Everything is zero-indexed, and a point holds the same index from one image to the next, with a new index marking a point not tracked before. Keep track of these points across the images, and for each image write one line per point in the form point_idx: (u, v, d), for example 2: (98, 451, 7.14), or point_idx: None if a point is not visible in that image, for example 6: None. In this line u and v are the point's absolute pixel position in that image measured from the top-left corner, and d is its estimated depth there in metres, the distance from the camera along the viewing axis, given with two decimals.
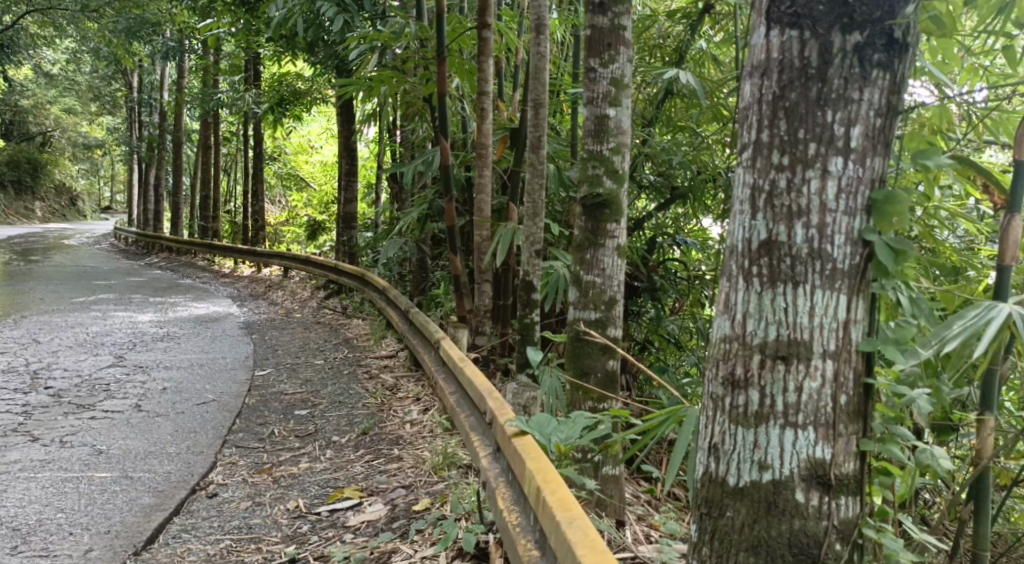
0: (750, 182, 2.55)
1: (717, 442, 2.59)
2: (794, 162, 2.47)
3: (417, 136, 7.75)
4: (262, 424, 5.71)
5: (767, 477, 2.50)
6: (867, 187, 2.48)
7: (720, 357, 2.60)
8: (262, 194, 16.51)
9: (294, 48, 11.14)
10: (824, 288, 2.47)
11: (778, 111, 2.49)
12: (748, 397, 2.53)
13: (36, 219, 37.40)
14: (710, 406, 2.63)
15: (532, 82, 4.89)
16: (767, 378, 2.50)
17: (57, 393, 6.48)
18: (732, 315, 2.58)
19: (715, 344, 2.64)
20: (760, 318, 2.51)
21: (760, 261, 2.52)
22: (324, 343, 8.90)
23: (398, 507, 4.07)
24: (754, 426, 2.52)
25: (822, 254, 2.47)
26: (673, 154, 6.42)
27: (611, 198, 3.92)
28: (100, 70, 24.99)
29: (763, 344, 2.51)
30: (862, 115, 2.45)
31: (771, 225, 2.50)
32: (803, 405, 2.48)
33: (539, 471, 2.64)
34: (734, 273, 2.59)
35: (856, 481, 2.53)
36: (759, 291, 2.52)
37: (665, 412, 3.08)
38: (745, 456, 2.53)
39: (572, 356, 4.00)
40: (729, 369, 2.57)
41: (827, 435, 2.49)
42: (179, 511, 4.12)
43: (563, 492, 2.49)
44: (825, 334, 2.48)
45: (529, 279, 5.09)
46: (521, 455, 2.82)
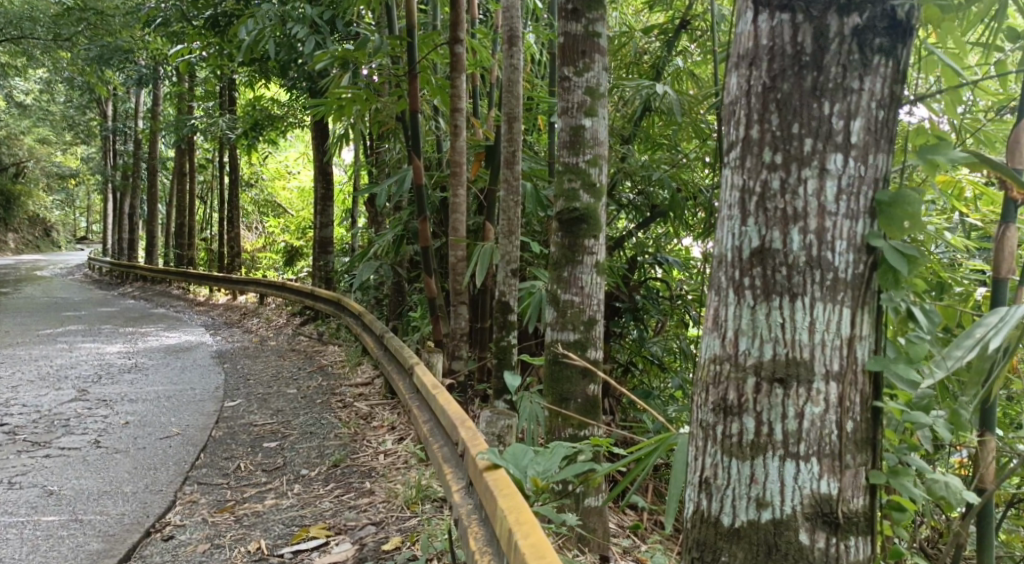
0: (739, 184, 2.39)
1: (708, 477, 2.41)
2: (788, 160, 2.31)
3: (391, 157, 7.57)
4: (227, 457, 5.48)
5: (766, 516, 2.31)
6: (871, 187, 2.32)
7: (710, 381, 2.42)
8: (238, 221, 16.26)
9: (267, 70, 10.96)
10: (825, 301, 2.30)
11: (769, 104, 2.33)
12: (742, 425, 2.34)
13: (10, 250, 36.90)
14: (700, 436, 2.45)
15: (505, 96, 4.72)
16: (764, 401, 2.32)
17: (14, 430, 6.21)
18: (722, 332, 2.40)
19: (703, 363, 2.46)
20: (754, 336, 2.34)
21: (753, 271, 2.35)
22: (298, 370, 8.66)
23: (367, 547, 3.85)
24: (750, 458, 2.34)
25: (821, 262, 2.30)
26: (652, 170, 6.28)
27: (588, 212, 3.75)
28: (74, 99, 24.75)
29: (757, 363, 2.34)
30: (862, 107, 2.29)
31: (763, 231, 2.34)
32: (805, 432, 2.30)
33: (511, 511, 2.44)
34: (724, 286, 2.41)
35: (866, 518, 2.34)
36: (752, 305, 2.35)
37: (654, 440, 2.88)
38: (741, 492, 2.34)
39: (550, 381, 3.80)
40: (720, 392, 2.39)
41: (833, 468, 2.31)
42: (130, 557, 3.88)
43: (536, 535, 2.29)
44: (827, 352, 2.31)
45: (505, 300, 4.90)
46: (493, 492, 2.61)
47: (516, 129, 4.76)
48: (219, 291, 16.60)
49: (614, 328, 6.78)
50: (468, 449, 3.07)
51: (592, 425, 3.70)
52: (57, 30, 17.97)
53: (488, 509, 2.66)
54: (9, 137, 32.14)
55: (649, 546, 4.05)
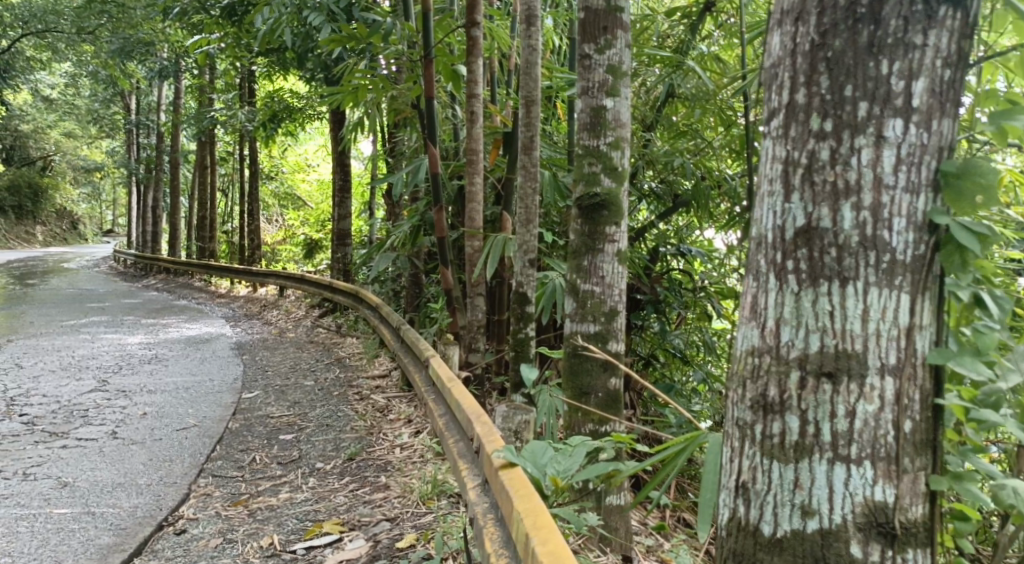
0: (782, 155, 2.24)
1: (746, 481, 2.26)
2: (840, 127, 2.15)
3: (409, 145, 7.44)
4: (243, 450, 5.37)
5: (812, 526, 2.16)
6: (934, 157, 2.15)
7: (748, 375, 2.28)
8: (258, 213, 16.19)
9: (285, 61, 10.84)
10: (880, 285, 2.13)
11: (817, 62, 2.18)
12: (784, 424, 2.19)
13: (37, 241, 37.15)
14: (737, 436, 2.30)
15: (523, 78, 4.56)
16: (810, 396, 2.17)
17: (32, 420, 6.14)
18: (762, 320, 2.26)
19: (741, 355, 2.32)
20: (798, 325, 2.19)
21: (799, 252, 2.19)
22: (315, 362, 8.55)
23: (381, 544, 3.72)
24: (793, 462, 2.18)
25: (876, 242, 2.13)
26: (675, 157, 6.11)
27: (610, 198, 3.60)
28: (98, 93, 24.81)
29: (801, 355, 2.18)
30: (926, 65, 2.12)
31: (811, 208, 2.18)
32: (857, 433, 2.14)
33: (528, 514, 2.30)
34: (764, 270, 2.27)
35: (925, 529, 2.17)
36: (796, 291, 2.19)
37: (682, 439, 2.72)
38: (784, 499, 2.19)
39: (570, 375, 3.65)
40: (759, 387, 2.25)
41: (888, 473, 2.14)
42: (140, 551, 3.77)
43: (555, 541, 2.14)
44: (883, 344, 2.14)
45: (522, 290, 4.75)
46: (508, 493, 2.47)
47: (534, 113, 4.62)
48: (240, 283, 16.57)
49: (635, 320, 6.61)
50: (484, 445, 2.93)
51: (613, 421, 3.55)
52: (79, 23, 17.93)
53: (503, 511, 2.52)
54: (36, 131, 32.35)
55: (673, 546, 3.90)
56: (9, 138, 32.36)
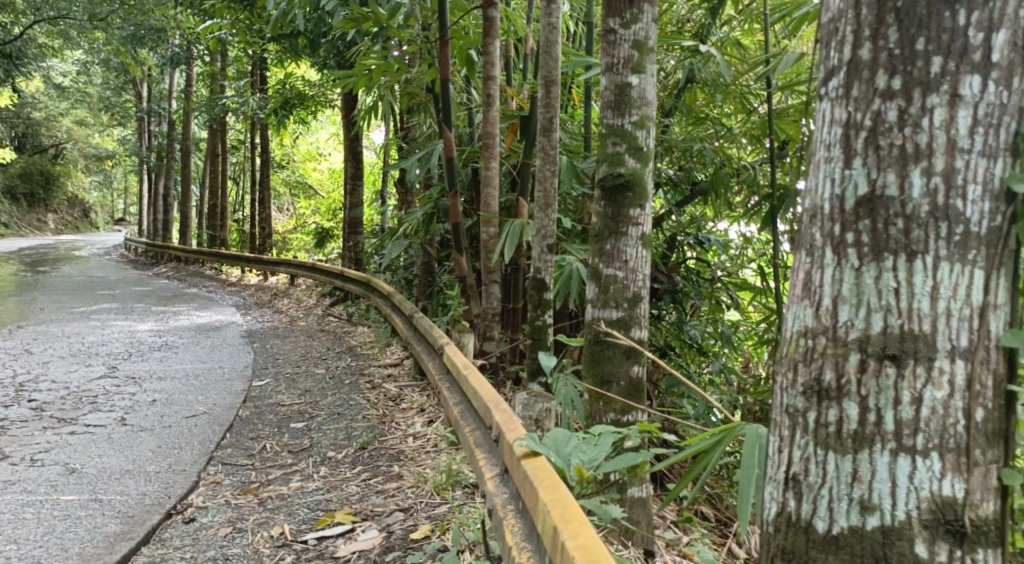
0: (841, 118, 2.13)
1: (797, 473, 2.17)
2: (910, 85, 2.04)
3: (422, 131, 7.33)
4: (253, 438, 5.30)
5: (873, 523, 2.05)
6: (1013, 118, 2.03)
7: (801, 358, 2.18)
8: (270, 202, 16.11)
9: (297, 47, 10.73)
10: (951, 260, 2.02)
11: (885, 15, 2.07)
12: (842, 412, 2.09)
13: (49, 229, 37.23)
14: (787, 425, 2.21)
15: (543, 57, 4.45)
16: (872, 381, 2.06)
17: (41, 406, 6.08)
18: (816, 299, 2.16)
19: (792, 336, 2.22)
20: (858, 302, 2.08)
21: (860, 223, 2.08)
22: (326, 350, 8.48)
23: (394, 534, 3.64)
24: (852, 453, 2.08)
25: (948, 212, 2.02)
26: (694, 144, 5.99)
27: (634, 178, 3.49)
28: (111, 81, 24.78)
29: (861, 337, 2.08)
30: (1005, 17, 2.01)
31: (876, 175, 2.07)
32: (923, 421, 2.03)
33: (555, 506, 2.20)
34: (820, 244, 2.17)
35: (996, 527, 2.05)
36: (857, 267, 2.09)
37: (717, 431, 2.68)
38: (841, 494, 2.09)
39: (591, 362, 3.56)
40: (813, 370, 2.15)
41: (957, 466, 2.03)
42: (149, 540, 3.69)
43: (586, 536, 2.04)
44: (953, 325, 2.02)
45: (540, 276, 4.65)
46: (532, 483, 2.37)
47: (554, 93, 4.51)
48: (250, 271, 16.51)
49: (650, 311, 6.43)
50: (505, 433, 2.84)
51: (636, 409, 3.45)
52: (92, 10, 17.87)
53: (527, 501, 2.42)
54: (48, 119, 32.39)
55: (694, 540, 3.80)
56: (21, 126, 32.36)
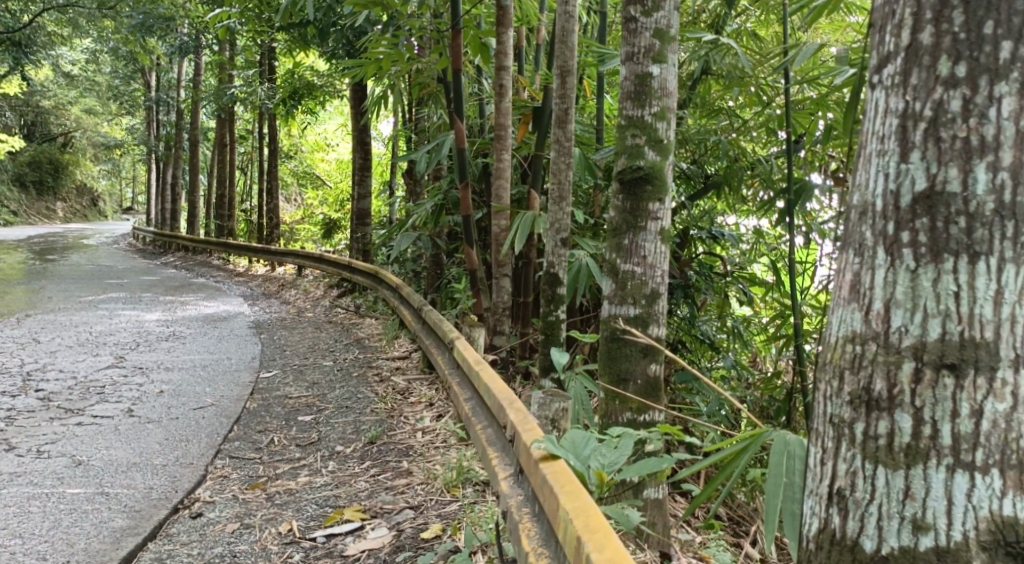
0: (897, 108, 2.05)
1: (843, 488, 2.09)
2: (976, 72, 1.96)
3: (432, 122, 7.25)
4: (261, 431, 5.23)
5: (926, 543, 1.97)
6: None
7: (847, 365, 2.10)
8: (278, 192, 16.03)
9: (306, 36, 10.64)
10: (1016, 263, 1.94)
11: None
12: (894, 424, 2.01)
13: (57, 217, 37.28)
14: (831, 437, 2.13)
15: (559, 46, 4.37)
16: (928, 392, 1.98)
17: (47, 396, 6.03)
18: (866, 303, 2.08)
19: (837, 341, 2.14)
20: (913, 305, 2.00)
21: (918, 221, 2.00)
22: (334, 342, 8.42)
23: (405, 533, 3.57)
24: (904, 468, 2.00)
25: (1014, 210, 1.94)
26: (709, 136, 5.90)
27: (654, 171, 3.41)
28: (120, 70, 24.73)
29: (916, 343, 1.99)
30: None
31: (936, 170, 1.99)
32: (983, 436, 1.94)
33: (579, 515, 2.12)
34: (870, 244, 2.08)
35: None
36: (912, 269, 2.00)
37: (744, 437, 2.73)
38: (892, 512, 2.01)
39: (608, 360, 3.49)
40: (862, 379, 2.06)
41: (1019, 483, 1.94)
42: (156, 535, 3.63)
43: (613, 549, 1.97)
44: (1017, 332, 1.94)
45: (554, 271, 4.57)
46: (552, 489, 2.29)
47: (570, 84, 4.42)
48: (257, 261, 16.47)
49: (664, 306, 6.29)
50: (521, 434, 2.77)
51: (653, 410, 3.37)
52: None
53: (545, 506, 2.35)
54: (57, 108, 32.38)
55: (709, 544, 3.73)
56: (29, 114, 32.35)
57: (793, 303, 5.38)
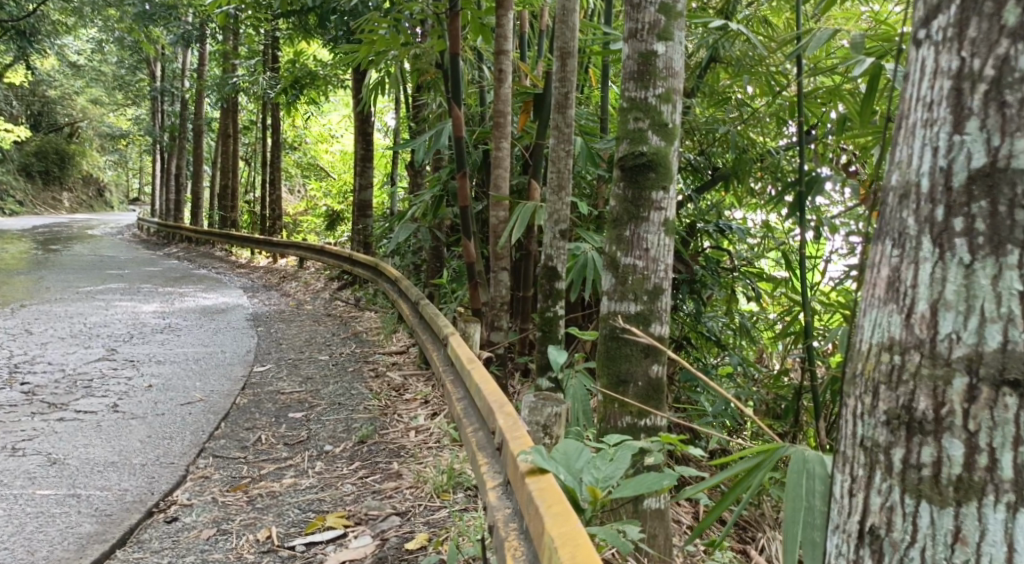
0: (951, 69, 1.82)
1: (879, 524, 1.88)
2: None
3: (432, 109, 7.04)
4: (249, 428, 5.04)
5: None
6: None
7: (885, 379, 1.89)
8: (280, 183, 15.80)
9: (307, 23, 10.40)
10: None
11: None
12: (940, 451, 1.80)
13: (63, 207, 37.17)
14: (863, 462, 1.92)
15: (560, 28, 4.15)
16: (984, 412, 1.76)
17: (33, 389, 5.84)
18: (907, 304, 1.86)
19: (870, 349, 1.93)
20: (966, 303, 1.79)
21: (974, 205, 1.78)
22: (331, 336, 8.22)
23: (389, 543, 3.38)
24: (953, 505, 1.78)
25: None
26: (718, 126, 5.68)
27: (658, 158, 3.20)
28: (125, 59, 24.56)
29: (970, 354, 1.78)
30: None
31: (998, 143, 1.77)
32: None
33: (566, 544, 1.93)
34: (914, 233, 1.86)
35: None
36: (967, 263, 1.79)
37: (758, 453, 2.52)
38: (937, 554, 1.80)
39: (607, 359, 3.28)
40: (901, 397, 1.86)
41: None
42: (125, 542, 3.44)
43: None
44: None
45: (552, 265, 4.37)
46: (539, 512, 2.10)
47: (570, 67, 4.19)
48: (259, 252, 16.27)
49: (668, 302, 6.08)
50: (509, 442, 2.59)
51: (653, 415, 3.17)
52: None
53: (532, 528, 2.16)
54: (63, 97, 32.26)
55: (719, 554, 3.54)
56: (36, 103, 32.17)
57: (803, 300, 5.15)
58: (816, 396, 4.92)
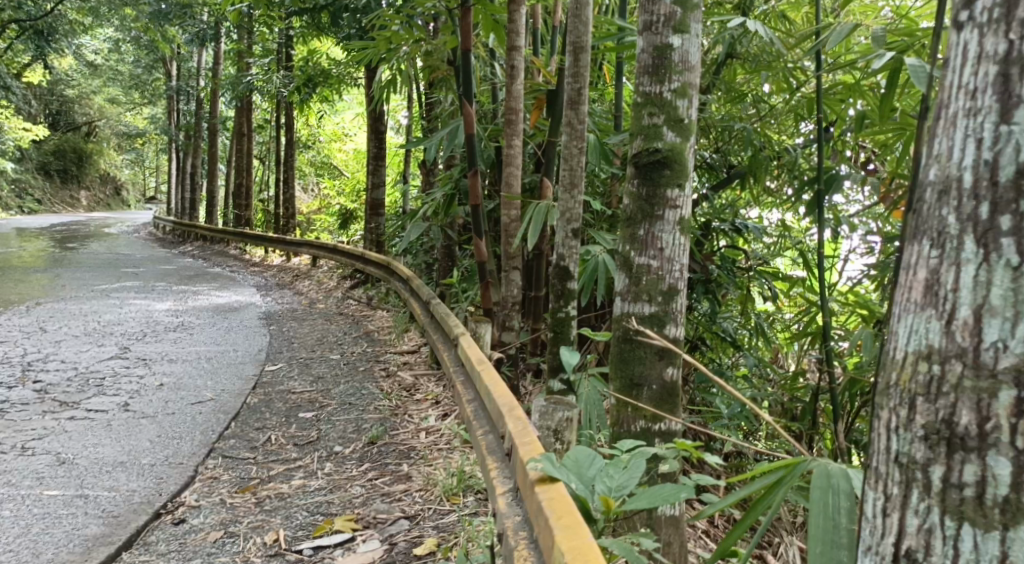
0: (996, 55, 1.74)
1: (916, 547, 1.79)
2: None
3: (444, 107, 6.97)
4: (259, 428, 4.99)
5: None
6: None
7: (924, 390, 1.79)
8: (294, 182, 15.78)
9: (320, 21, 10.35)
10: None
11: None
12: (984, 469, 1.72)
13: (81, 206, 37.37)
14: (899, 479, 1.83)
15: (573, 22, 4.07)
16: None
17: (44, 388, 5.81)
18: (948, 309, 1.77)
19: (907, 358, 1.83)
20: (1014, 306, 1.71)
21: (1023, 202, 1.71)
22: (343, 335, 8.17)
23: (398, 547, 3.33)
24: (999, 529, 1.71)
25: None
26: (734, 123, 5.58)
27: (673, 154, 3.12)
28: (141, 59, 24.63)
29: (1017, 364, 1.71)
30: None
31: None
32: None
33: (576, 556, 1.92)
34: (955, 232, 1.77)
35: None
36: (1014, 264, 1.71)
37: (779, 468, 2.42)
38: None
39: (620, 362, 3.22)
40: (940, 410, 1.77)
41: None
42: (132, 544, 3.40)
43: None
44: None
45: (564, 265, 4.30)
46: (550, 525, 2.09)
47: (583, 62, 4.12)
48: (273, 251, 16.26)
49: None
50: (519, 448, 2.61)
51: (667, 419, 3.10)
52: None
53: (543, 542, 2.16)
54: (81, 97, 32.45)
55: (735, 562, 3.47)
56: (55, 103, 32.35)
57: (821, 299, 5.05)
58: (834, 398, 4.83)
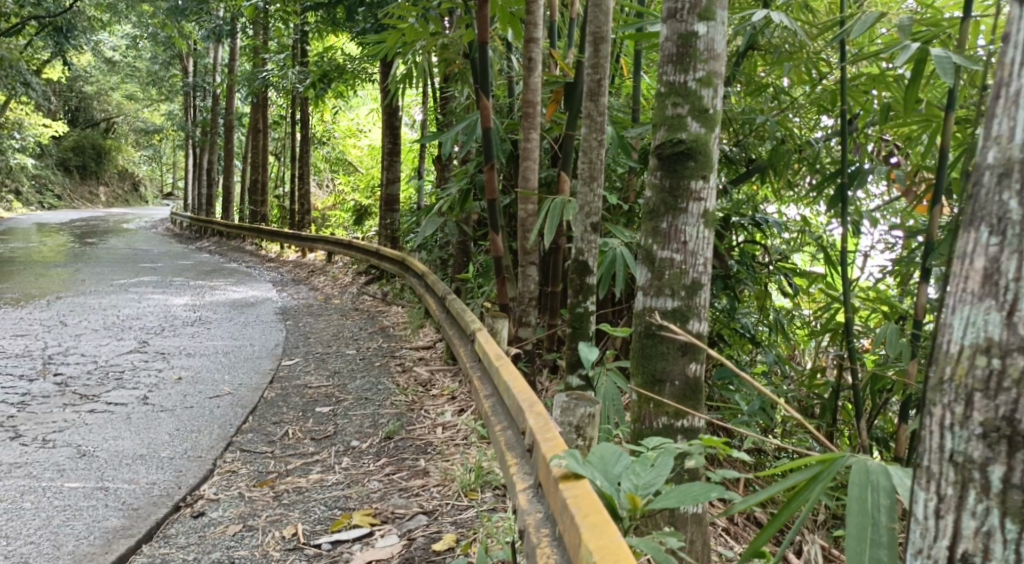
0: None
1: (974, 551, 1.76)
2: None
3: (462, 101, 6.94)
4: (276, 422, 4.97)
5: None
6: None
7: (983, 385, 1.76)
8: (310, 178, 15.79)
9: (337, 16, 10.33)
10: None
11: None
12: None
13: (100, 202, 37.62)
14: (954, 479, 1.79)
15: (593, 12, 4.02)
16: None
17: (65, 381, 5.83)
18: (1008, 301, 1.74)
19: (962, 351, 1.79)
20: None
21: None
22: (359, 330, 8.15)
23: (416, 543, 3.30)
24: None
25: None
26: (755, 115, 5.51)
27: (697, 145, 3.08)
28: (160, 56, 24.73)
29: None
30: None
31: None
32: None
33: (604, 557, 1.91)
34: (1016, 219, 1.74)
35: None
36: None
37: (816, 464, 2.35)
38: None
39: (642, 358, 3.16)
40: (1001, 407, 1.74)
41: None
42: (151, 537, 3.39)
43: None
44: None
45: (583, 259, 4.25)
46: (575, 523, 2.08)
47: (603, 52, 4.07)
48: (289, 247, 16.28)
49: None
50: (541, 444, 2.58)
51: (691, 416, 3.05)
52: None
53: (567, 540, 2.15)
54: (101, 94, 32.66)
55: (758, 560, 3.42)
56: (74, 100, 32.56)
57: (843, 294, 4.98)
58: (856, 394, 4.77)
